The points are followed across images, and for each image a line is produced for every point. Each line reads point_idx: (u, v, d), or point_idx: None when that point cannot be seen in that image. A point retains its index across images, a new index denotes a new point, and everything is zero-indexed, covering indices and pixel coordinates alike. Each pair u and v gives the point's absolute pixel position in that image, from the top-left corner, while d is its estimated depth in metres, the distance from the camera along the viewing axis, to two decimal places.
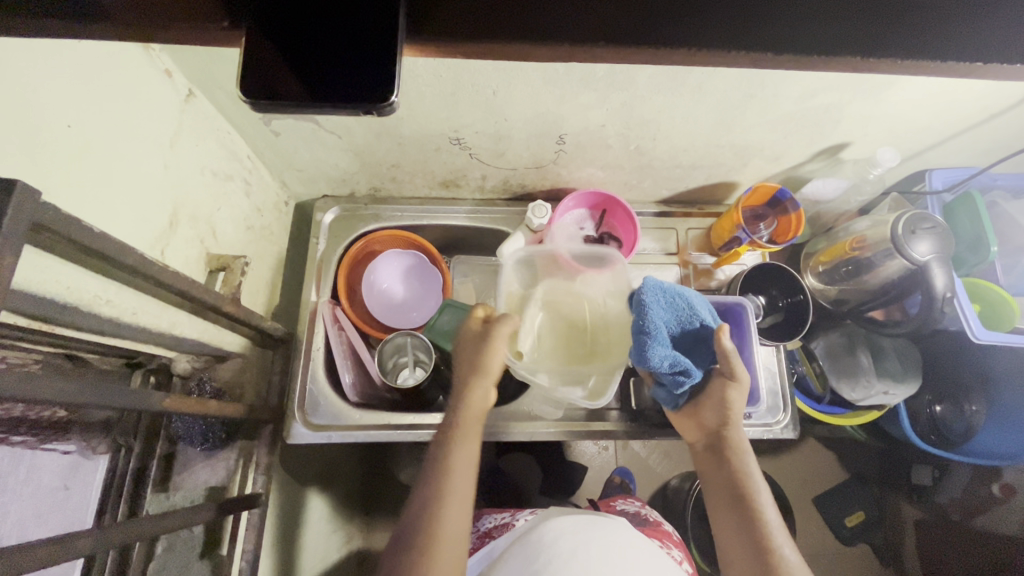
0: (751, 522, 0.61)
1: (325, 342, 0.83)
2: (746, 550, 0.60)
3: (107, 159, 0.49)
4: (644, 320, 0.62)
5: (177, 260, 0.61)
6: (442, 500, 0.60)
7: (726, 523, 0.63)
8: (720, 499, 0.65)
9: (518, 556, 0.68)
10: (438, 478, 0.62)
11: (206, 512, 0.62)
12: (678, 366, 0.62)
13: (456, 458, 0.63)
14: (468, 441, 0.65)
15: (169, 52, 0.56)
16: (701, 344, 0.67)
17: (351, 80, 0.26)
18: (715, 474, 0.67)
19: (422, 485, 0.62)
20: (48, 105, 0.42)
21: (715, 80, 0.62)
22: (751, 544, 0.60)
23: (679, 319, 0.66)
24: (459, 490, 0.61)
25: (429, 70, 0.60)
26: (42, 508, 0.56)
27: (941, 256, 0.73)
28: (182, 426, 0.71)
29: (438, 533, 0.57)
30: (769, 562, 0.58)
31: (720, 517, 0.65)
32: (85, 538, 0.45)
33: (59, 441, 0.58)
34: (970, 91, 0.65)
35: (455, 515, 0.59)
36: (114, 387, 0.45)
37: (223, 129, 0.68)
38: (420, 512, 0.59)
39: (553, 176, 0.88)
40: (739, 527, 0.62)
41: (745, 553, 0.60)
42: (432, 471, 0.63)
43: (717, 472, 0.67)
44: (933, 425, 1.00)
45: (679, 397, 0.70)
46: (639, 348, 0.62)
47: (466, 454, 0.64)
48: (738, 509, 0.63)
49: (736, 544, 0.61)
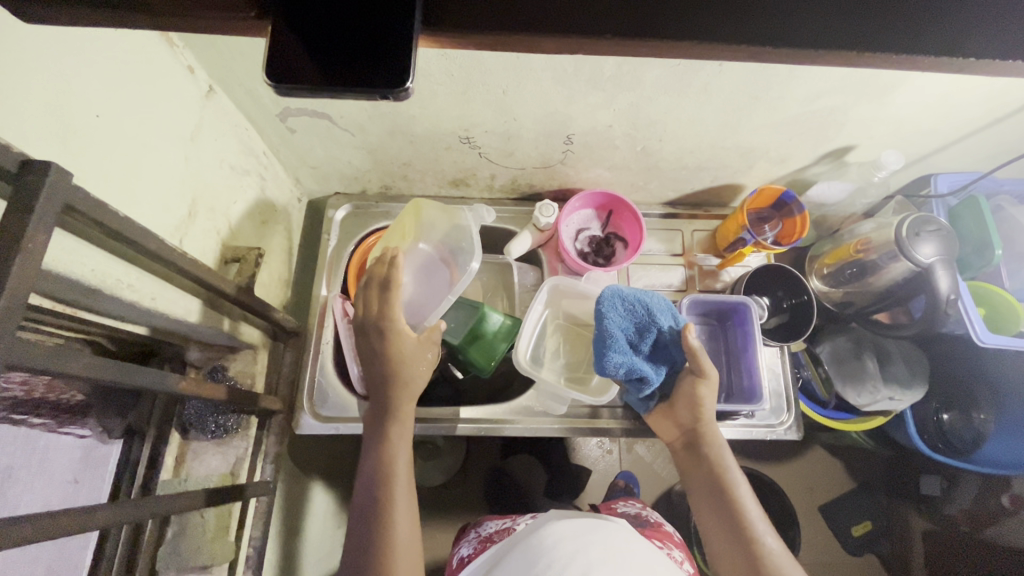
0: (733, 516, 0.62)
1: (334, 334, 0.83)
2: (731, 544, 0.61)
3: (132, 150, 0.51)
4: (602, 330, 0.64)
5: (195, 250, 0.63)
6: (388, 517, 0.62)
7: (709, 518, 0.65)
8: (702, 495, 0.66)
9: (519, 560, 0.68)
10: (380, 496, 0.64)
11: (214, 496, 0.64)
12: (635, 373, 0.64)
13: (395, 471, 0.65)
14: (398, 451, 0.66)
15: (191, 49, 0.58)
16: (664, 347, 0.67)
17: (370, 64, 0.27)
18: (695, 472, 0.67)
19: (365, 503, 0.64)
20: (80, 96, 0.45)
21: (721, 81, 0.63)
22: (735, 539, 0.61)
23: (637, 325, 0.66)
24: (402, 505, 0.64)
25: (442, 68, 0.62)
26: (50, 499, 0.57)
27: (945, 258, 0.74)
28: (194, 411, 0.73)
29: (391, 544, 0.61)
30: (753, 555, 0.59)
31: (705, 515, 0.65)
32: (101, 512, 0.47)
33: (75, 425, 0.60)
34: (974, 95, 0.66)
35: (402, 511, 0.63)
36: (135, 366, 0.47)
37: (241, 125, 0.70)
38: (368, 530, 0.62)
39: (561, 176, 0.89)
40: (724, 522, 0.62)
41: (730, 548, 0.61)
42: (372, 487, 0.64)
43: (696, 470, 0.67)
44: (941, 433, 1.00)
45: (649, 400, 0.71)
46: (599, 356, 0.64)
47: (399, 466, 0.66)
48: (720, 503, 0.63)
49: (720, 539, 0.63)
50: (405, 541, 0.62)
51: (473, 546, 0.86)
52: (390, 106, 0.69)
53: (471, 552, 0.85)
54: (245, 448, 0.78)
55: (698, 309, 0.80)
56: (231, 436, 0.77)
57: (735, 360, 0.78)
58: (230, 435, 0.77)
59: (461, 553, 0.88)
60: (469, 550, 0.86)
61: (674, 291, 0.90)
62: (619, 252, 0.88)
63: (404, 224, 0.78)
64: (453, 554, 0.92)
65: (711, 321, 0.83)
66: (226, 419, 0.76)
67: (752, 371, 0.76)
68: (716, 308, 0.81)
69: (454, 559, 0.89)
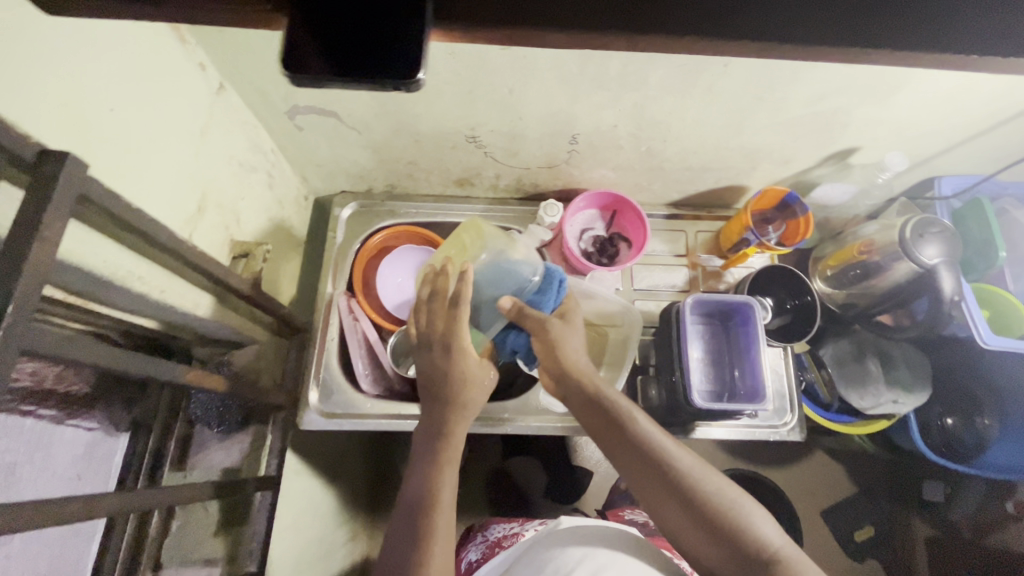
0: (639, 449, 0.60)
1: (340, 332, 0.84)
2: (642, 466, 0.60)
3: (144, 144, 0.52)
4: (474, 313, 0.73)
5: (204, 244, 0.64)
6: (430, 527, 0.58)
7: (614, 452, 0.62)
8: (603, 438, 0.63)
9: (526, 568, 0.66)
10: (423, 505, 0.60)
11: (218, 488, 0.64)
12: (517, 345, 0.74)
13: (441, 488, 0.61)
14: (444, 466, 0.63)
15: (203, 46, 0.59)
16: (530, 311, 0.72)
17: (382, 51, 0.28)
18: (581, 412, 0.65)
19: (407, 507, 0.61)
20: (95, 91, 0.45)
21: (726, 81, 0.64)
22: (647, 469, 0.60)
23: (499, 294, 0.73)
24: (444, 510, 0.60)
25: (448, 67, 0.63)
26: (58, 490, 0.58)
27: (949, 259, 0.74)
28: (200, 406, 0.73)
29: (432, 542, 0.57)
30: (676, 481, 0.58)
31: (611, 451, 0.63)
32: (108, 501, 0.47)
33: (83, 416, 0.61)
34: (978, 97, 0.66)
35: (444, 516, 0.59)
36: (145, 357, 0.48)
37: (249, 123, 0.71)
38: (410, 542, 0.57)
39: (565, 176, 0.89)
40: (635, 457, 0.60)
41: (644, 471, 0.60)
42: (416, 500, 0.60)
43: (582, 410, 0.65)
44: (945, 438, 1.00)
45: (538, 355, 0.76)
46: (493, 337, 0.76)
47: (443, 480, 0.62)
48: (623, 439, 0.61)
49: (632, 468, 0.61)
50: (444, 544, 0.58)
51: (480, 551, 0.86)
52: (396, 105, 0.70)
53: (479, 555, 0.85)
54: (248, 442, 0.78)
55: (702, 309, 0.80)
56: (235, 433, 0.77)
57: (738, 360, 0.79)
58: (234, 431, 0.77)
59: (468, 557, 0.88)
60: (477, 554, 0.86)
61: (677, 292, 0.91)
62: (623, 252, 0.88)
63: (462, 239, 0.75)
64: (458, 560, 0.91)
65: (714, 322, 0.83)
66: (229, 411, 0.76)
67: (755, 372, 0.76)
68: (719, 307, 0.80)
69: (461, 564, 0.88)
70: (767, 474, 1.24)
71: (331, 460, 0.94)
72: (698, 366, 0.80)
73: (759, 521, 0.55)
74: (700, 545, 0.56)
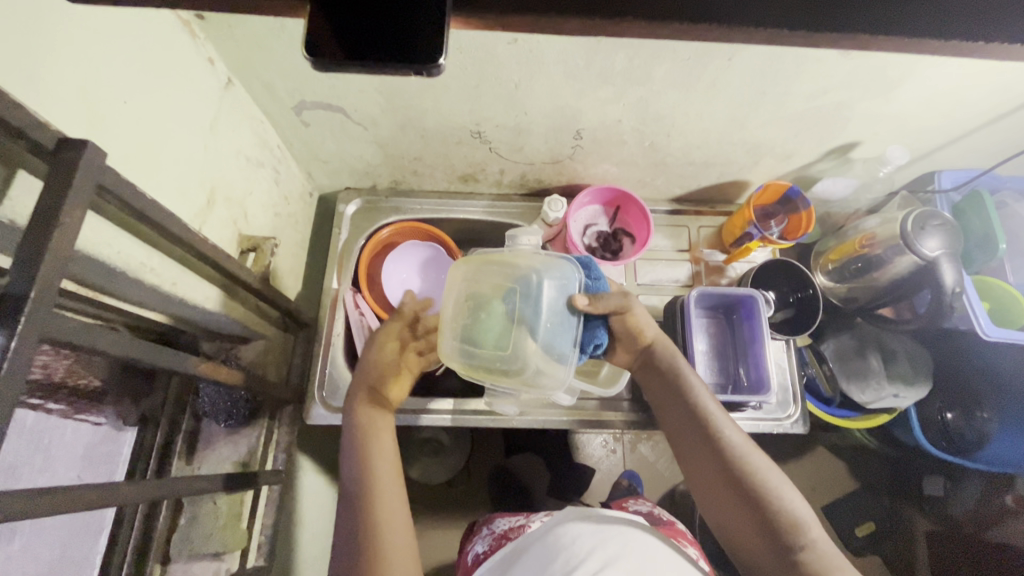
0: (695, 419, 0.62)
1: (345, 327, 0.85)
2: (697, 438, 0.61)
3: (156, 136, 0.52)
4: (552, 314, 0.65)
5: (213, 237, 0.64)
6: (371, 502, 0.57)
7: (676, 424, 0.64)
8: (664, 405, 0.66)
9: (534, 561, 0.64)
10: (364, 481, 0.58)
11: (227, 481, 0.64)
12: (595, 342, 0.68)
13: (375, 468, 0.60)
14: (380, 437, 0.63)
15: (212, 40, 0.59)
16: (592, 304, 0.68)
17: (402, 39, 0.28)
18: (653, 385, 0.67)
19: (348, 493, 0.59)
20: (108, 82, 0.46)
21: (730, 75, 0.65)
22: (699, 441, 0.61)
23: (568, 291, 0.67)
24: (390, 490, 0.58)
25: (455, 62, 0.63)
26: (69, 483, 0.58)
27: (950, 252, 0.74)
28: (208, 400, 0.74)
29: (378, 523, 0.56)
30: (721, 453, 0.58)
31: (671, 423, 0.64)
32: (121, 490, 0.48)
33: (92, 412, 0.61)
34: (978, 90, 0.67)
35: (389, 496, 0.58)
36: (158, 347, 0.48)
37: (257, 119, 0.72)
38: (355, 514, 0.56)
39: (569, 172, 0.90)
40: (690, 426, 0.62)
41: (697, 444, 0.60)
42: (354, 477, 0.59)
43: (655, 384, 0.67)
44: (945, 431, 1.00)
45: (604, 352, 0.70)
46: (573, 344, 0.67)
47: (383, 454, 0.61)
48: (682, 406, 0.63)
49: (687, 441, 0.62)
50: (393, 524, 0.56)
51: (486, 544, 0.86)
52: (403, 99, 0.70)
53: (486, 548, 0.85)
54: (256, 436, 0.78)
55: (706, 302, 0.81)
56: (243, 427, 0.77)
57: (742, 352, 0.79)
58: (241, 425, 0.77)
59: (475, 550, 0.88)
60: (483, 548, 0.86)
61: (680, 286, 0.92)
62: (626, 247, 0.89)
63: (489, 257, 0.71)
64: (464, 553, 0.92)
65: (718, 315, 0.84)
66: (236, 405, 0.76)
67: (759, 364, 0.77)
68: (723, 301, 0.81)
69: (469, 557, 0.88)
70: None
71: (336, 456, 0.95)
72: (703, 359, 0.80)
73: (797, 508, 0.54)
74: (736, 520, 0.56)
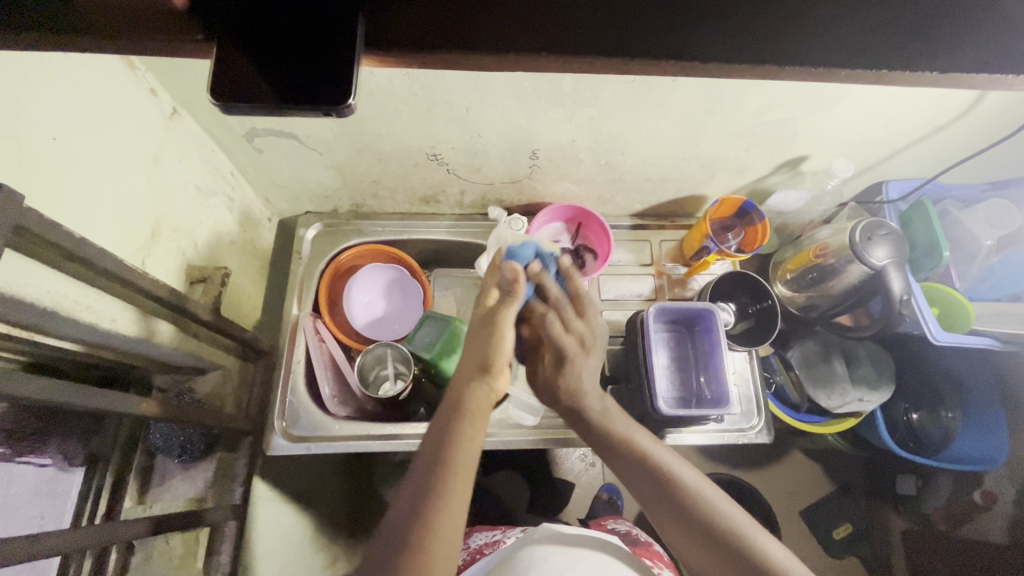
0: (664, 486, 0.56)
1: (305, 354, 0.83)
2: (655, 496, 0.57)
3: (91, 171, 0.51)
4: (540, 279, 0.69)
5: (158, 270, 0.63)
6: (434, 514, 0.49)
7: (633, 485, 0.59)
8: (624, 472, 0.60)
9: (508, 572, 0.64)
10: (433, 485, 0.51)
11: (176, 521, 0.62)
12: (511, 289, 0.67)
13: (449, 474, 0.52)
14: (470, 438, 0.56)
15: (153, 72, 0.59)
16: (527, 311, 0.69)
17: (313, 83, 0.28)
18: (605, 452, 0.63)
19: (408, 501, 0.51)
20: (35, 120, 0.45)
21: (675, 96, 0.66)
22: (662, 498, 0.56)
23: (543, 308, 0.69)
24: (457, 493, 0.51)
25: (404, 88, 0.63)
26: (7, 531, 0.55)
27: (897, 260, 0.76)
28: (160, 437, 0.72)
29: (435, 524, 0.49)
30: (701, 520, 0.53)
31: (629, 483, 0.60)
32: (53, 539, 0.46)
33: (34, 454, 0.59)
34: (913, 107, 0.69)
35: (456, 506, 0.50)
36: (89, 389, 0.47)
37: (207, 147, 0.71)
38: (409, 528, 0.48)
39: (529, 190, 0.91)
40: (664, 489, 0.56)
41: (660, 504, 0.56)
42: (424, 486, 0.51)
43: (606, 449, 0.63)
44: (911, 432, 1.02)
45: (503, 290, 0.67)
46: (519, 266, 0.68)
47: (462, 462, 0.53)
48: (640, 471, 0.58)
49: (651, 503, 0.57)
50: (450, 534, 0.49)
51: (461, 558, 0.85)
52: (354, 124, 0.70)
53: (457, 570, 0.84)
54: (212, 471, 0.76)
55: (665, 317, 0.81)
56: (199, 462, 0.76)
57: (703, 365, 0.80)
58: (197, 461, 0.75)
59: None
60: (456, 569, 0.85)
61: (643, 300, 0.92)
62: (589, 263, 0.90)
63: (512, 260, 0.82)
64: None
65: (679, 328, 0.84)
66: (192, 440, 0.74)
67: (719, 377, 0.77)
68: (682, 315, 0.82)
69: None
70: (746, 477, 1.25)
71: (306, 484, 0.92)
72: (664, 373, 0.82)
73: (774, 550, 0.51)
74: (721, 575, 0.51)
